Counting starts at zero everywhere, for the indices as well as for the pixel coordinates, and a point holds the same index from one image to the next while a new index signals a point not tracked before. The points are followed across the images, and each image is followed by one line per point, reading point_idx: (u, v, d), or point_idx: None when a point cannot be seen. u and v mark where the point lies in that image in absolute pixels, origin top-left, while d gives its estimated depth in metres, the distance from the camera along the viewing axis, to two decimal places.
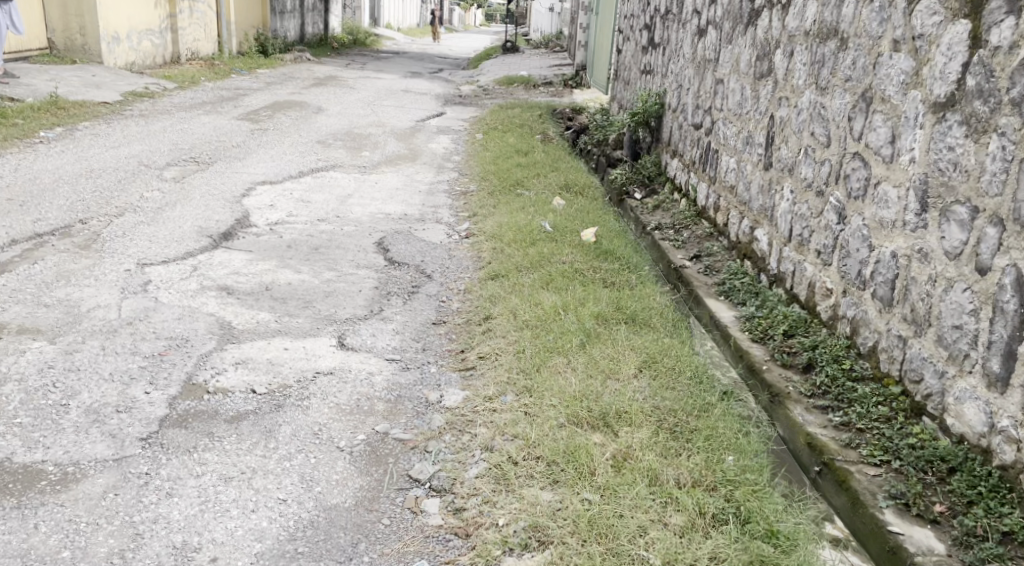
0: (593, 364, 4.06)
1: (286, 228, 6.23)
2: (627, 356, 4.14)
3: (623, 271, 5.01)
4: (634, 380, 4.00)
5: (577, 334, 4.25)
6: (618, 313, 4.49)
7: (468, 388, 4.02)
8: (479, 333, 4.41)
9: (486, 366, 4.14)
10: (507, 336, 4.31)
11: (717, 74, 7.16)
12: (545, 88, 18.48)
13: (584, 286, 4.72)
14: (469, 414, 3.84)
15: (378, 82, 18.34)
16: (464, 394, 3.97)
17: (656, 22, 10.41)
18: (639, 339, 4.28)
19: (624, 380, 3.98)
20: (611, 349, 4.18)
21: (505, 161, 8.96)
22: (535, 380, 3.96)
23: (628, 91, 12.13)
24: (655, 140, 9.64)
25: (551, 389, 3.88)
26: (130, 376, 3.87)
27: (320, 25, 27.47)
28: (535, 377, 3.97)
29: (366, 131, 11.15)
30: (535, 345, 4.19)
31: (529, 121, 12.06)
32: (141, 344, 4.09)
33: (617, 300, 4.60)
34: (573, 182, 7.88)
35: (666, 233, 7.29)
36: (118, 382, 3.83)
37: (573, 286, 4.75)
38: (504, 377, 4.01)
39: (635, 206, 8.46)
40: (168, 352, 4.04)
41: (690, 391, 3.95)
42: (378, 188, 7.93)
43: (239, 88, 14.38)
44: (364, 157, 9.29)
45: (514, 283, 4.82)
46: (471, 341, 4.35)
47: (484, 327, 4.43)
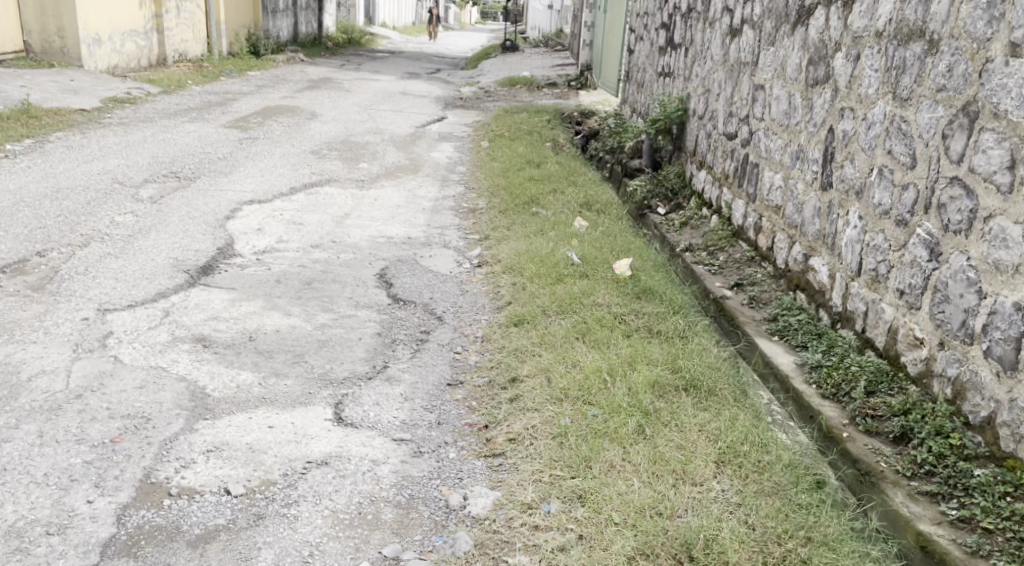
0: (658, 460, 3.35)
1: (274, 257, 5.51)
2: (700, 447, 3.43)
3: (670, 316, 4.32)
4: (712, 483, 3.29)
5: (632, 414, 3.55)
6: (676, 378, 3.79)
7: (498, 486, 3.31)
8: (507, 404, 3.70)
9: (520, 455, 3.43)
10: (542, 412, 3.61)
11: (755, 79, 6.48)
12: (549, 90, 17.76)
13: (629, 340, 4.02)
14: (503, 530, 3.11)
15: (374, 85, 17.62)
16: (493, 497, 3.25)
17: (675, 21, 9.72)
18: (708, 417, 3.59)
19: (702, 483, 3.28)
20: (678, 436, 3.48)
21: (515, 173, 8.24)
22: (587, 482, 3.25)
23: (642, 95, 11.43)
24: (678, 150, 8.94)
25: (610, 499, 3.17)
26: (71, 478, 3.17)
27: (314, 25, 26.70)
28: (586, 478, 3.26)
29: (363, 139, 10.44)
30: (581, 429, 3.49)
31: (537, 126, 11.36)
32: (90, 428, 3.39)
33: (672, 360, 3.90)
34: (591, 196, 7.18)
35: (698, 257, 6.59)
36: (53, 487, 3.13)
37: (616, 340, 4.05)
38: (545, 476, 3.30)
39: (659, 223, 7.76)
40: (121, 440, 3.34)
41: (784, 497, 3.24)
42: (378, 206, 7.21)
43: (227, 92, 13.63)
44: (361, 170, 8.58)
45: (544, 335, 4.11)
46: (497, 414, 3.65)
47: (511, 398, 3.72)
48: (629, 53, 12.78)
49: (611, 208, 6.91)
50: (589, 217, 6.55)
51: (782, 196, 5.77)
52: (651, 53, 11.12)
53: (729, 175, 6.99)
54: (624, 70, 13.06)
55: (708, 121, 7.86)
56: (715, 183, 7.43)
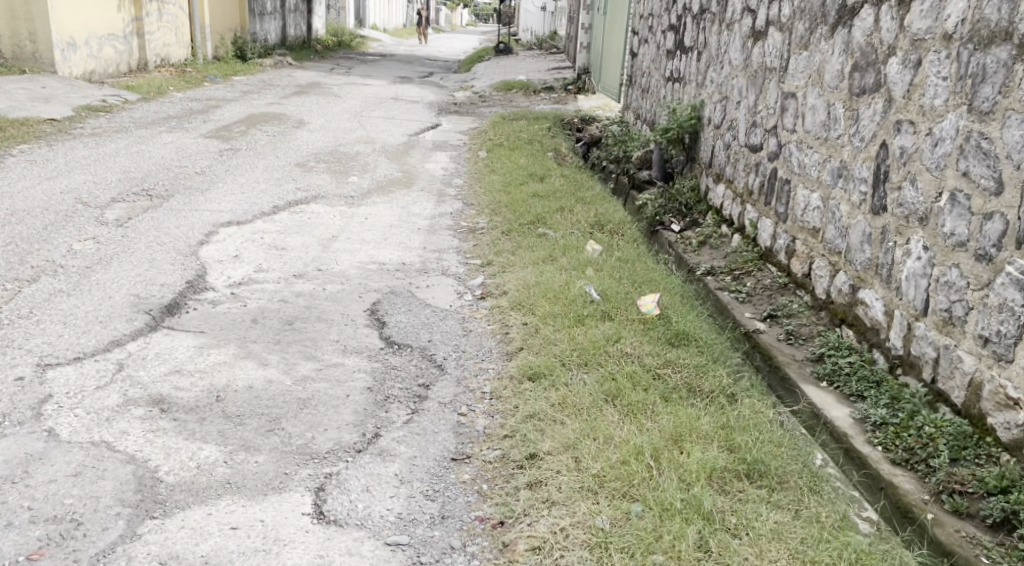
0: None
1: (252, 290, 4.90)
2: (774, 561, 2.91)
3: (712, 369, 3.78)
4: None
5: (686, 514, 3.02)
6: (733, 459, 3.27)
7: None
8: (527, 494, 3.16)
9: None
10: (573, 510, 3.06)
11: (784, 85, 5.89)
12: (545, 94, 17.15)
13: (670, 407, 3.48)
14: None
15: (365, 89, 16.98)
16: None
17: (685, 22, 9.13)
18: (775, 516, 3.06)
19: None
20: (752, 548, 2.94)
21: (518, 187, 7.63)
22: None
23: (647, 101, 10.82)
24: (691, 161, 8.32)
25: None
26: None
27: (302, 28, 26.03)
28: None
29: (353, 149, 9.81)
30: (624, 538, 2.95)
31: (538, 134, 10.74)
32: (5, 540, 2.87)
33: (724, 434, 3.37)
34: (601, 214, 6.61)
35: (722, 283, 5.99)
36: None
37: (654, 407, 3.51)
38: None
39: (675, 242, 7.17)
40: (39, 557, 2.82)
41: None
42: (369, 226, 6.59)
43: (210, 99, 12.98)
44: (351, 184, 7.96)
45: (567, 398, 3.57)
46: (517, 509, 3.11)
47: (534, 487, 3.18)
48: (632, 56, 12.18)
49: (625, 227, 6.34)
50: (602, 239, 5.96)
51: (820, 218, 5.18)
52: (657, 57, 10.52)
53: (754, 192, 6.38)
54: (626, 74, 12.46)
55: (726, 131, 7.25)
56: (736, 200, 6.84)
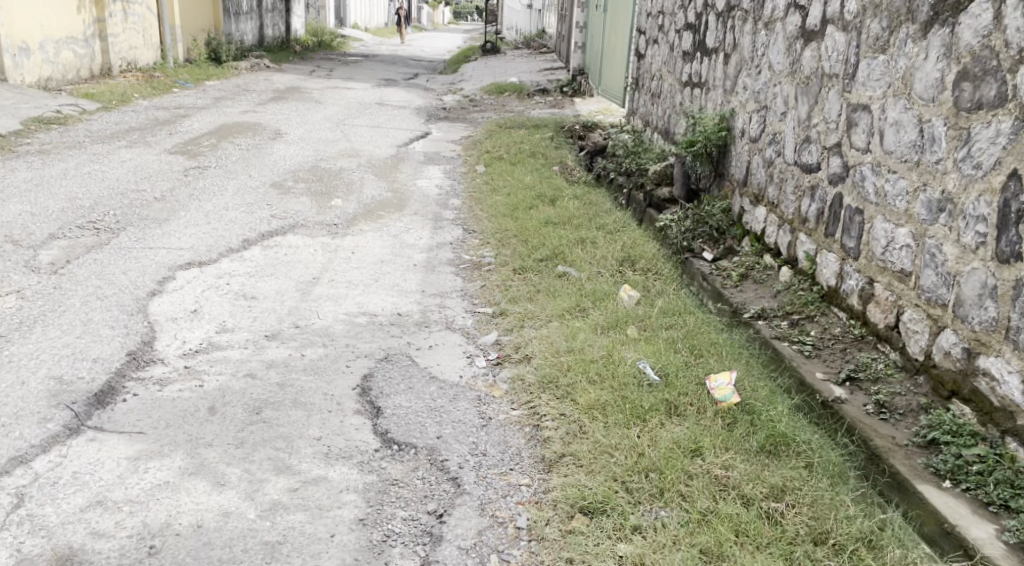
0: None
1: (211, 361, 3.93)
2: None
3: (831, 502, 3.23)
4: None
5: None
6: None
7: None
8: None
9: None
10: None
11: (852, 95, 4.98)
12: (539, 98, 16.19)
13: None
14: None
15: (346, 93, 15.96)
16: None
17: (706, 20, 8.20)
18: None
19: None
20: None
21: (527, 212, 6.68)
22: None
23: (660, 108, 9.87)
24: (721, 180, 7.37)
25: None
26: None
27: (280, 27, 24.97)
28: None
29: (336, 165, 8.84)
30: None
31: (541, 145, 9.79)
32: None
33: None
34: (628, 243, 5.70)
35: (778, 330, 5.04)
36: None
37: None
38: None
39: (709, 272, 6.22)
40: None
41: None
42: (357, 266, 5.64)
43: (178, 108, 11.95)
44: (334, 210, 7.00)
45: (644, 557, 3.03)
46: None
47: None
48: (638, 56, 11.24)
49: (659, 260, 5.40)
50: (635, 282, 5.04)
51: (912, 258, 4.26)
52: (671, 58, 9.58)
53: (811, 221, 5.44)
54: (632, 76, 11.53)
55: (767, 146, 6.31)
56: (783, 227, 5.90)
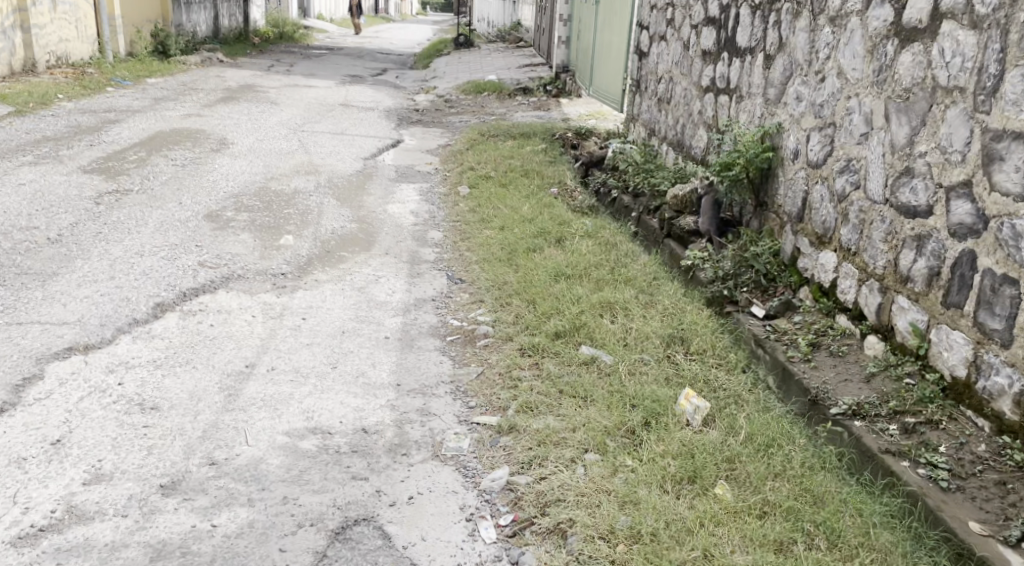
0: None
1: (60, 554, 2.96)
2: None
3: None
4: None
5: None
6: None
7: None
8: None
9: None
10: None
11: (991, 117, 3.68)
12: (522, 98, 14.77)
13: None
14: None
15: (307, 93, 14.53)
16: None
17: (735, 13, 6.82)
18: None
19: None
20: None
21: (529, 256, 5.34)
22: None
23: (670, 117, 8.49)
24: (763, 210, 5.98)
25: None
26: None
27: (239, 18, 23.57)
28: None
29: (288, 187, 7.45)
30: None
31: (533, 158, 8.43)
32: None
33: None
34: (667, 308, 4.49)
35: (889, 439, 3.66)
36: None
37: None
38: None
39: (765, 335, 4.84)
40: None
41: None
42: (313, 338, 4.31)
43: (110, 113, 10.52)
44: (283, 253, 5.59)
45: None
46: None
47: None
48: (640, 55, 9.87)
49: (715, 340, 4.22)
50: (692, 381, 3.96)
51: None
52: (684, 59, 8.19)
53: (916, 282, 4.06)
54: (632, 77, 10.14)
55: (835, 175, 4.93)
56: (867, 283, 4.50)
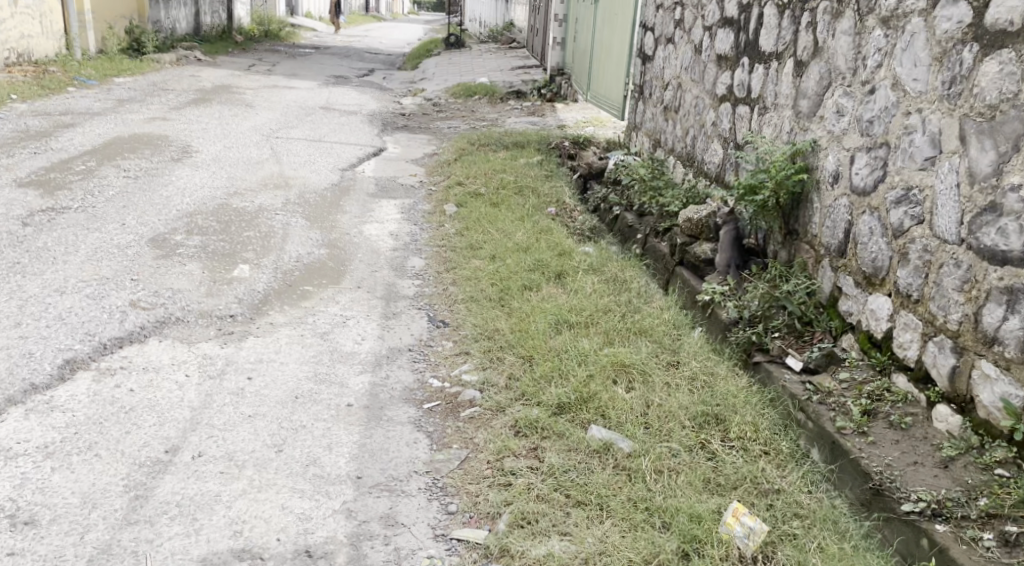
0: None
1: None
2: None
3: None
4: None
5: None
6: None
7: None
8: None
9: None
10: None
11: None
12: (514, 103, 13.94)
13: None
14: None
15: (287, 95, 13.74)
16: None
17: (755, 13, 6.04)
18: None
19: None
20: None
21: (523, 295, 4.59)
22: None
23: (679, 128, 7.72)
24: (794, 240, 5.15)
25: None
26: None
27: (221, 15, 22.79)
28: None
29: (252, 205, 6.68)
30: None
31: (528, 171, 7.64)
32: None
33: None
34: (697, 375, 3.94)
35: (987, 556, 3.08)
36: None
37: None
38: None
39: (805, 397, 4.05)
40: None
41: None
42: (257, 405, 3.64)
43: (67, 117, 9.73)
44: (235, 288, 4.79)
45: None
46: None
47: None
48: (644, 59, 9.10)
49: (760, 424, 3.67)
50: (737, 484, 3.45)
51: None
52: (694, 64, 7.42)
53: (1007, 345, 3.37)
54: (635, 82, 9.37)
55: (890, 206, 4.11)
56: (934, 340, 3.71)
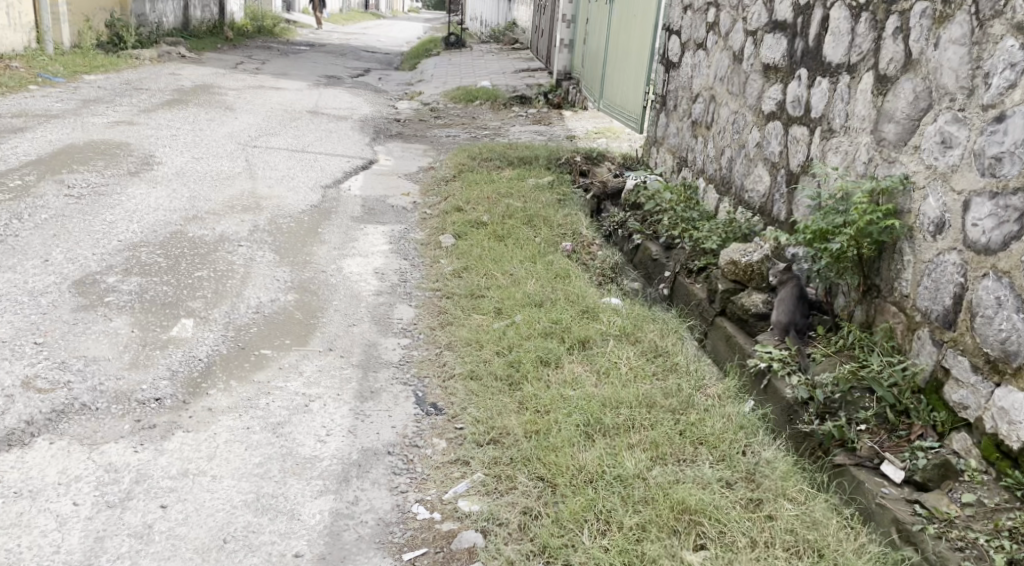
0: None
1: None
2: None
3: None
4: None
5: None
6: None
7: None
8: None
9: None
10: None
11: None
12: (519, 109, 12.91)
13: None
14: None
15: (272, 97, 12.74)
16: None
17: (814, 15, 5.03)
18: None
19: None
20: None
21: (540, 377, 3.80)
22: None
23: (712, 147, 6.71)
24: (874, 300, 4.03)
25: None
26: None
27: (213, 10, 21.79)
28: None
29: (212, 235, 5.71)
30: None
31: (537, 194, 6.64)
32: None
33: None
34: (796, 531, 3.17)
35: None
36: None
37: None
38: None
39: (918, 528, 3.16)
40: None
41: None
42: (164, 558, 2.93)
43: (21, 126, 8.76)
44: (169, 354, 3.84)
45: None
46: None
47: None
48: (668, 65, 8.08)
49: None
50: None
51: None
52: (732, 74, 6.41)
53: None
54: (658, 91, 8.35)
55: None
56: None
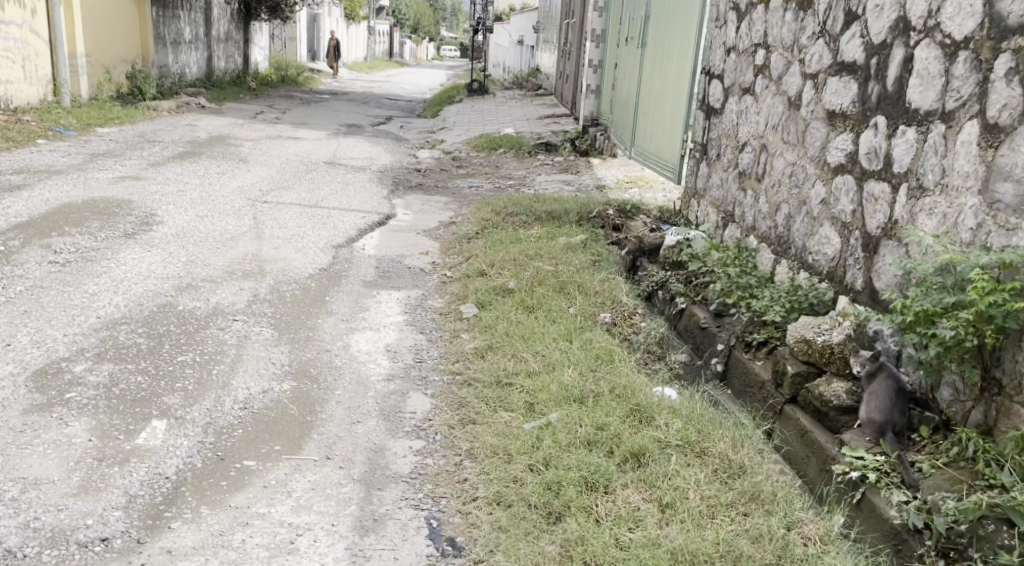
0: None
1: None
2: None
3: None
4: None
5: None
6: None
7: None
8: None
9: None
10: None
11: None
12: (545, 158, 12.26)
13: None
14: None
15: (289, 147, 12.20)
16: None
17: (894, 55, 4.33)
18: None
19: None
20: None
21: (582, 506, 3.22)
22: None
23: (765, 201, 5.99)
24: (990, 398, 3.31)
25: None
26: None
27: (237, 60, 21.52)
28: None
29: (207, 308, 5.05)
30: None
31: (571, 255, 5.95)
32: None
33: None
34: None
35: None
36: None
37: None
38: None
39: None
40: None
41: None
42: None
43: (20, 184, 8.23)
44: (131, 472, 3.27)
45: None
46: None
47: None
48: (709, 110, 7.39)
49: None
50: None
51: None
52: (786, 120, 5.70)
53: None
54: (698, 139, 7.65)
55: None
56: None
